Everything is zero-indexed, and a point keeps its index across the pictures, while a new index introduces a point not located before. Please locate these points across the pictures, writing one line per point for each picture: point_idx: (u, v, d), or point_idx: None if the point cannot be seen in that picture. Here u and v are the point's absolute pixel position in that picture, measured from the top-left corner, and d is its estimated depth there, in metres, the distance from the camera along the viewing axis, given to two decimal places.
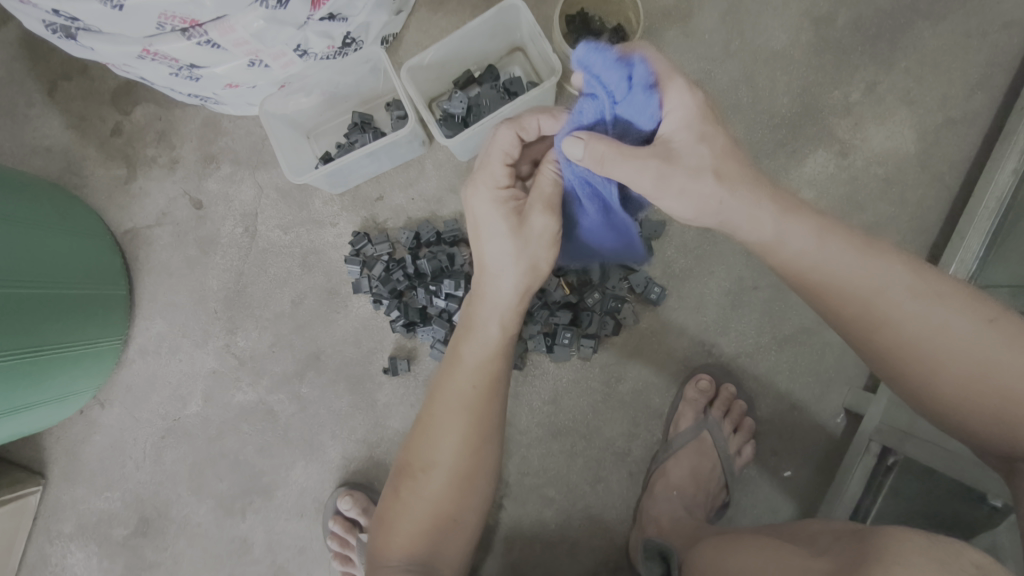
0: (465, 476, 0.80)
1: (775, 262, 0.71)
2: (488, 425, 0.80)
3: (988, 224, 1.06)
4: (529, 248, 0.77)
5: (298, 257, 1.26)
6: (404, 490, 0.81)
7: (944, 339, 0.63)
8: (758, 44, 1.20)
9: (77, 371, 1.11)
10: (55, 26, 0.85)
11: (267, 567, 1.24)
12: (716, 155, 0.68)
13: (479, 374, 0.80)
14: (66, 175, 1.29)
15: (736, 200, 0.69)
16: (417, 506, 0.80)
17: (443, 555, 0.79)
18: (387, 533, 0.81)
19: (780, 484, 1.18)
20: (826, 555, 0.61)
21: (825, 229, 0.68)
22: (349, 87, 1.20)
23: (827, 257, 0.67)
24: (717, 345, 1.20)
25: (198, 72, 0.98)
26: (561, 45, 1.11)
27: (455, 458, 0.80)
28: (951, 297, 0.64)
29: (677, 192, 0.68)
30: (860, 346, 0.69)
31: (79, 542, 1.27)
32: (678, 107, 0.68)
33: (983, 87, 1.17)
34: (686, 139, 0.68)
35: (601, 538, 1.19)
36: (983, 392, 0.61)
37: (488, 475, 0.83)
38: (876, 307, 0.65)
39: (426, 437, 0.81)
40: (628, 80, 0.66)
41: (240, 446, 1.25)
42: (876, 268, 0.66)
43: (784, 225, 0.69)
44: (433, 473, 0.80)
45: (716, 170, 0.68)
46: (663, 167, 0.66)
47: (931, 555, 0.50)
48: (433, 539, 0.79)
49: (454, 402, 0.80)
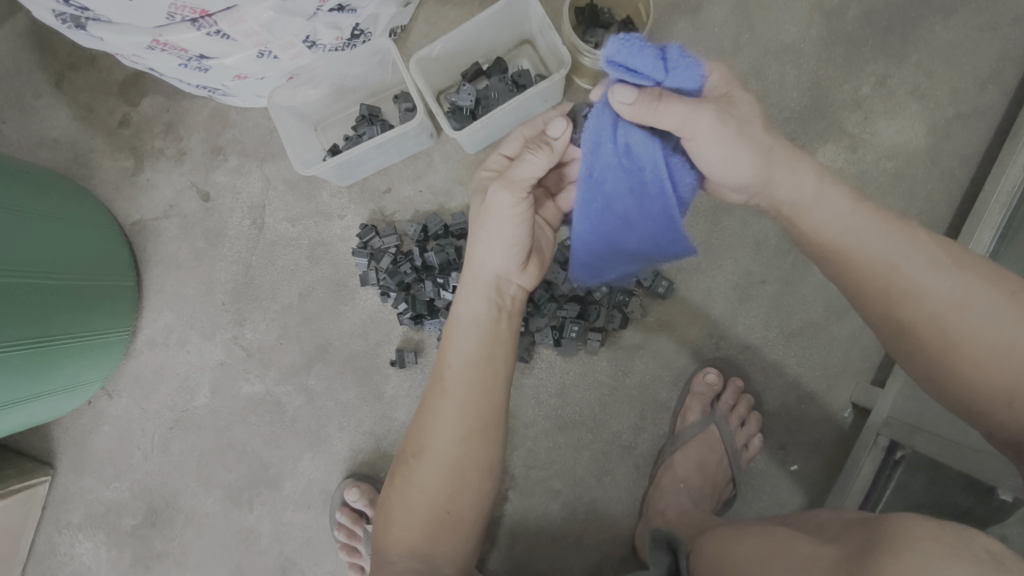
0: (455, 466, 0.79)
1: (810, 233, 0.74)
2: (473, 413, 0.80)
3: (999, 218, 1.06)
4: (487, 224, 0.79)
5: (305, 249, 1.26)
6: (399, 477, 0.82)
7: (966, 310, 0.63)
8: (768, 37, 1.19)
9: (86, 361, 1.12)
10: (64, 16, 0.86)
11: (275, 558, 1.25)
12: (755, 119, 0.72)
13: (464, 358, 0.81)
14: (74, 167, 1.29)
15: (775, 165, 0.73)
16: (410, 496, 0.80)
17: (437, 548, 0.79)
18: (386, 522, 0.82)
19: (787, 477, 1.18)
20: (836, 542, 0.61)
21: (854, 203, 0.72)
22: (357, 79, 1.20)
23: (859, 224, 0.70)
24: (724, 339, 1.20)
25: (207, 63, 0.98)
26: (571, 36, 1.10)
27: (445, 447, 0.79)
28: (974, 269, 0.65)
29: (729, 142, 0.69)
30: (882, 323, 0.70)
31: (88, 532, 1.28)
32: (710, 72, 0.72)
33: (994, 81, 1.17)
34: (726, 96, 0.71)
35: (607, 531, 1.19)
36: (999, 369, 0.61)
37: (481, 470, 0.81)
38: (900, 275, 0.67)
39: (419, 422, 0.83)
40: (664, 58, 0.67)
41: (247, 437, 1.26)
42: (902, 239, 0.69)
43: (818, 195, 0.73)
44: (424, 461, 0.80)
45: (760, 122, 0.72)
46: (717, 115, 0.68)
47: (943, 541, 0.50)
48: (428, 530, 0.79)
49: (441, 386, 0.81)
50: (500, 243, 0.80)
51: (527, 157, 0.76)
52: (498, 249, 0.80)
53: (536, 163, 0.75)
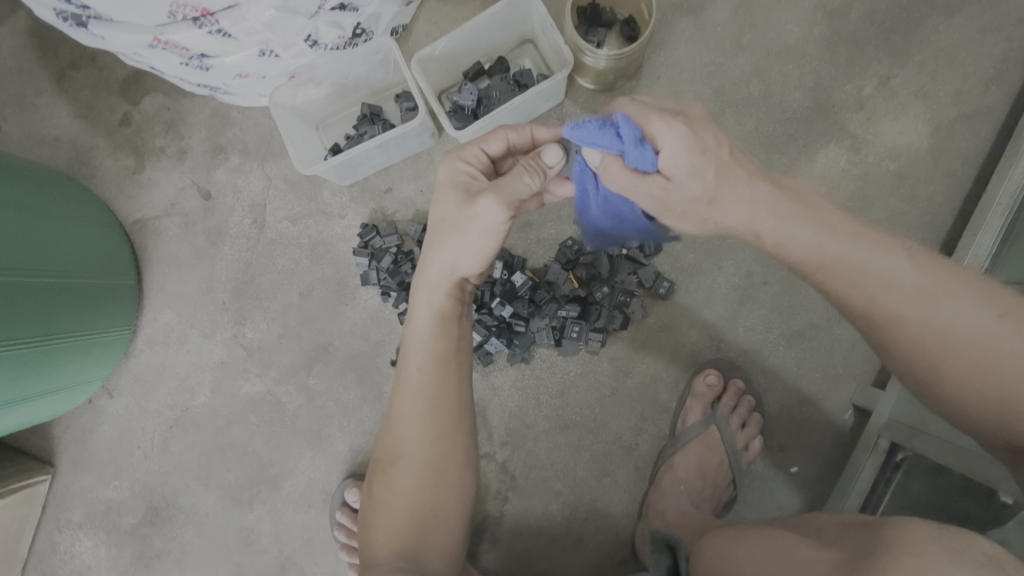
0: (432, 465, 0.80)
1: (788, 260, 0.72)
2: (443, 411, 0.80)
3: (1001, 220, 1.05)
4: (466, 229, 0.76)
5: (306, 249, 1.26)
6: (379, 484, 0.82)
7: (951, 333, 0.63)
8: (770, 37, 1.19)
9: (87, 360, 1.12)
10: (66, 14, 0.85)
11: (274, 557, 1.25)
12: (709, 187, 0.70)
13: (422, 360, 0.81)
14: (75, 165, 1.28)
15: (738, 209, 0.71)
16: (391, 501, 0.80)
17: (425, 547, 0.77)
18: (370, 532, 0.81)
19: (787, 479, 1.18)
20: (835, 546, 0.61)
21: (824, 229, 0.69)
22: (359, 78, 1.19)
23: (835, 256, 0.68)
24: (726, 340, 1.20)
25: (208, 61, 0.98)
26: (573, 36, 1.09)
27: (421, 448, 0.80)
28: (958, 290, 0.64)
29: (676, 215, 0.75)
30: (868, 337, 0.70)
31: (88, 531, 1.28)
32: (669, 145, 0.68)
33: (998, 82, 1.16)
34: (679, 175, 0.69)
35: (607, 532, 1.19)
36: (987, 384, 0.61)
37: (455, 467, 0.81)
38: (880, 302, 0.66)
39: (392, 427, 0.82)
40: (621, 138, 0.67)
41: (248, 436, 1.26)
42: (882, 266, 0.66)
43: (785, 229, 0.70)
44: (401, 466, 0.80)
45: (709, 200, 0.71)
46: (657, 199, 0.72)
47: (942, 545, 0.50)
48: (415, 534, 0.78)
49: (407, 390, 0.81)
50: (470, 247, 0.77)
51: (520, 178, 0.74)
52: (470, 256, 0.78)
53: (530, 187, 0.75)
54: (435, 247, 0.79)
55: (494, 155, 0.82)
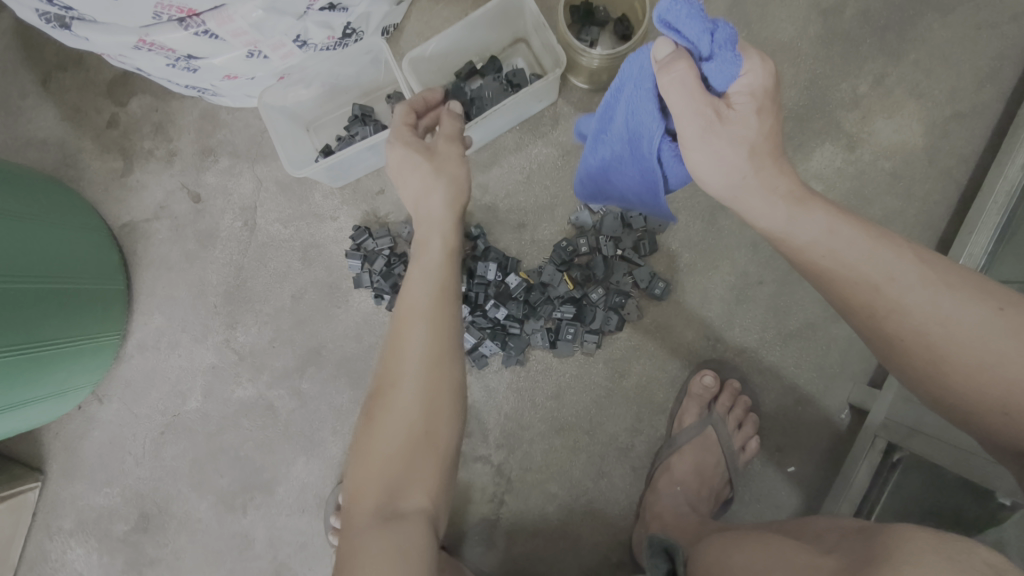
0: (432, 388, 0.70)
1: (790, 251, 0.70)
2: (446, 335, 0.73)
3: (997, 219, 1.05)
4: (441, 172, 0.82)
5: (298, 252, 1.24)
6: (372, 412, 0.71)
7: (953, 327, 0.61)
8: (764, 35, 1.18)
9: (75, 366, 1.10)
10: (49, 16, 0.84)
11: (269, 563, 1.24)
12: (759, 131, 0.66)
13: (428, 287, 0.76)
14: (61, 168, 1.27)
15: (757, 181, 0.68)
16: (384, 425, 0.68)
17: (413, 475, 0.66)
18: (356, 479, 0.68)
19: (783, 479, 1.17)
20: (834, 553, 0.60)
21: (835, 216, 0.68)
22: (349, 79, 1.18)
23: (838, 244, 0.66)
24: (721, 340, 1.19)
25: (196, 63, 0.96)
26: (566, 36, 1.08)
27: (421, 368, 0.70)
28: (959, 286, 0.62)
29: (710, 152, 0.66)
30: (868, 333, 0.68)
31: (79, 538, 1.26)
32: (750, 72, 0.64)
33: (992, 79, 1.16)
34: (743, 105, 0.65)
35: (604, 533, 1.18)
36: (989, 380, 0.59)
37: (452, 394, 0.71)
38: (885, 294, 0.64)
39: (393, 350, 0.73)
40: (711, 38, 0.60)
41: (240, 441, 1.25)
42: (884, 256, 0.65)
43: (796, 213, 0.68)
44: (397, 386, 0.70)
45: (754, 146, 0.66)
46: (709, 123, 0.64)
47: (944, 553, 0.49)
48: (405, 466, 0.66)
49: (415, 311, 0.74)
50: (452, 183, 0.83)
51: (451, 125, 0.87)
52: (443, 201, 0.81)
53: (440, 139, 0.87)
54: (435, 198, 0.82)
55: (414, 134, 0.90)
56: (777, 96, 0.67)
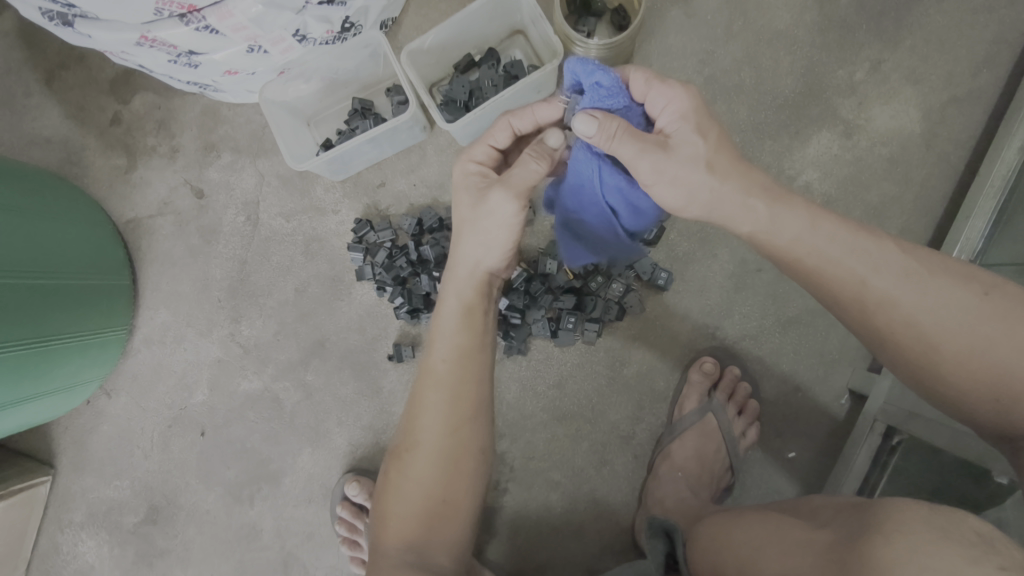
0: (444, 464, 0.79)
1: (777, 251, 0.71)
2: (471, 405, 0.80)
3: (994, 203, 1.06)
4: (487, 225, 0.78)
5: (301, 245, 1.25)
6: (396, 472, 0.82)
7: (944, 316, 0.62)
8: (761, 23, 1.19)
9: (83, 361, 1.11)
10: (52, 14, 0.85)
11: (277, 553, 1.25)
12: (710, 145, 0.71)
13: (455, 348, 0.80)
14: (66, 166, 1.28)
15: (727, 189, 0.71)
16: (406, 488, 0.80)
17: (434, 542, 0.78)
18: (383, 517, 0.82)
19: (784, 465, 1.18)
20: (828, 526, 0.61)
21: (817, 215, 0.69)
22: (349, 73, 1.19)
23: (824, 241, 0.68)
24: (721, 328, 1.20)
25: (197, 59, 0.98)
26: (563, 26, 1.09)
27: (436, 437, 0.80)
28: (944, 273, 0.64)
29: (670, 181, 0.71)
30: (857, 326, 0.69)
31: (90, 531, 1.28)
32: (671, 101, 0.72)
33: (989, 64, 1.16)
34: (679, 130, 0.71)
35: (606, 520, 1.20)
36: (981, 365, 0.61)
37: (468, 469, 0.80)
38: (874, 287, 0.65)
39: (412, 418, 0.82)
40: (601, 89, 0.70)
41: (246, 433, 1.26)
42: (869, 249, 0.66)
43: (776, 211, 0.70)
44: (417, 455, 0.80)
45: (709, 160, 0.71)
46: (658, 156, 0.69)
47: (933, 523, 0.50)
48: (425, 527, 0.79)
49: (432, 379, 0.81)
50: (482, 236, 0.79)
51: (527, 164, 0.76)
52: (492, 251, 0.80)
53: (538, 173, 0.76)
54: (461, 245, 0.81)
55: (503, 146, 0.84)
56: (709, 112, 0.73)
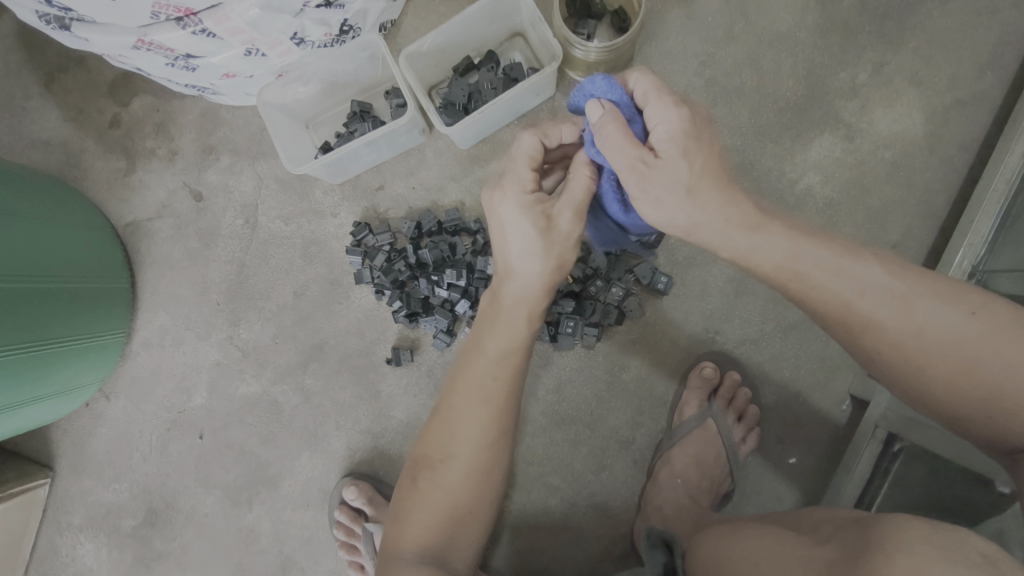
0: (476, 479, 0.80)
1: (763, 271, 0.70)
2: (509, 419, 0.82)
3: (997, 207, 1.05)
4: (563, 251, 0.78)
5: (299, 248, 1.25)
6: (425, 482, 0.80)
7: (929, 335, 0.62)
8: (763, 25, 1.18)
9: (82, 364, 1.11)
10: (48, 17, 0.85)
11: (274, 557, 1.25)
12: (693, 172, 0.67)
13: (506, 362, 0.80)
14: (65, 168, 1.28)
15: (709, 215, 0.68)
16: (434, 496, 0.80)
17: (454, 550, 0.78)
18: (404, 524, 0.80)
19: (784, 471, 1.17)
20: (829, 543, 0.60)
21: (797, 237, 0.68)
22: (348, 75, 1.18)
23: (805, 265, 0.67)
24: (721, 332, 1.19)
25: (194, 62, 0.97)
26: (562, 28, 1.09)
27: (474, 451, 0.80)
28: (931, 293, 0.63)
29: (652, 202, 0.68)
30: (849, 347, 0.69)
31: (89, 533, 1.28)
32: (664, 120, 0.67)
33: (993, 66, 1.15)
34: (668, 150, 0.66)
35: (606, 525, 1.19)
36: (970, 383, 0.60)
37: (499, 484, 0.83)
38: (857, 310, 0.65)
39: (448, 429, 0.81)
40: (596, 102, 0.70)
41: (245, 437, 1.26)
42: (853, 270, 0.66)
43: (755, 238, 0.68)
44: (453, 465, 0.80)
45: (691, 187, 0.67)
46: (640, 176, 0.67)
47: (935, 544, 0.49)
48: (447, 532, 0.79)
49: (476, 393, 0.80)
50: (559, 260, 0.78)
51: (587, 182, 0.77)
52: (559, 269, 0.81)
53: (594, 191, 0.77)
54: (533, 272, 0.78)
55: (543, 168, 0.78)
56: (704, 133, 0.68)
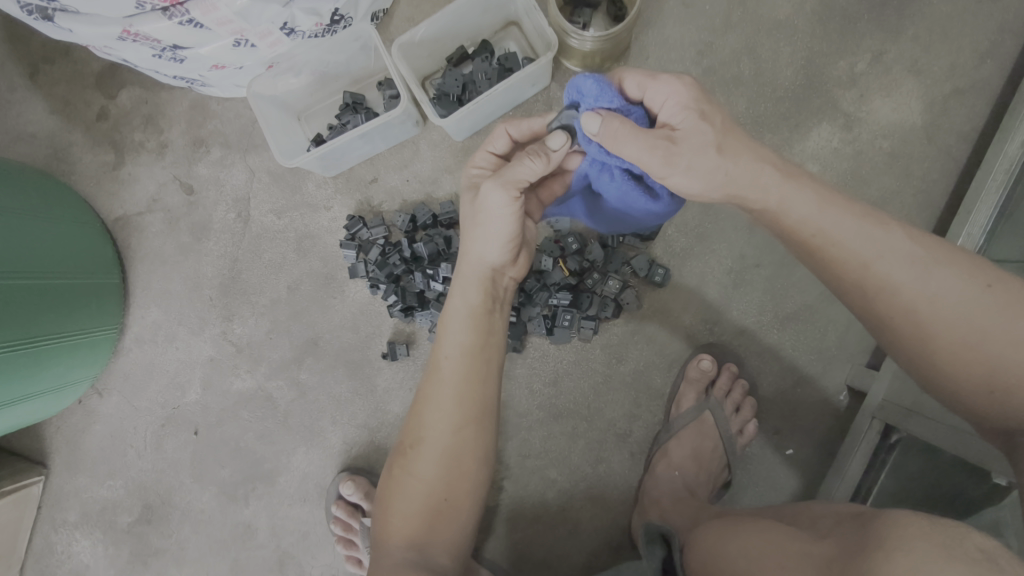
0: (444, 466, 0.78)
1: (783, 229, 0.69)
2: (477, 402, 0.79)
3: (997, 197, 1.04)
4: (482, 220, 0.77)
5: (293, 242, 1.24)
6: (400, 470, 0.81)
7: (941, 305, 0.61)
8: (761, 13, 1.16)
9: (73, 361, 1.10)
10: (30, 7, 0.82)
11: (272, 552, 1.25)
12: (718, 132, 0.68)
13: (465, 342, 0.79)
14: (53, 162, 1.26)
15: (739, 171, 0.68)
16: (410, 486, 0.79)
17: (434, 539, 0.77)
18: (388, 516, 0.80)
19: (781, 462, 1.18)
20: (828, 539, 0.60)
21: (824, 197, 0.67)
22: (340, 65, 1.16)
23: (829, 225, 0.66)
24: (719, 324, 1.19)
25: (182, 53, 0.95)
26: (557, 17, 1.07)
27: (442, 435, 0.78)
28: (949, 262, 0.62)
29: (684, 171, 0.68)
30: (860, 313, 0.67)
31: (84, 531, 1.28)
32: (672, 95, 0.70)
33: (992, 55, 1.14)
34: (684, 121, 0.69)
35: (604, 517, 1.19)
36: (975, 358, 0.59)
37: (476, 478, 0.80)
38: (875, 271, 0.64)
39: (415, 415, 0.81)
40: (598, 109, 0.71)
41: (240, 432, 1.25)
42: (875, 233, 0.64)
43: (785, 192, 0.68)
44: (422, 451, 0.79)
45: (719, 145, 0.68)
46: (667, 150, 0.67)
47: (935, 540, 0.49)
48: (428, 521, 0.78)
49: (437, 377, 0.80)
50: (486, 230, 0.78)
51: (526, 162, 0.74)
52: (491, 243, 0.78)
53: (534, 169, 0.74)
54: (466, 243, 0.81)
55: (503, 153, 0.84)
56: (712, 98, 0.71)
